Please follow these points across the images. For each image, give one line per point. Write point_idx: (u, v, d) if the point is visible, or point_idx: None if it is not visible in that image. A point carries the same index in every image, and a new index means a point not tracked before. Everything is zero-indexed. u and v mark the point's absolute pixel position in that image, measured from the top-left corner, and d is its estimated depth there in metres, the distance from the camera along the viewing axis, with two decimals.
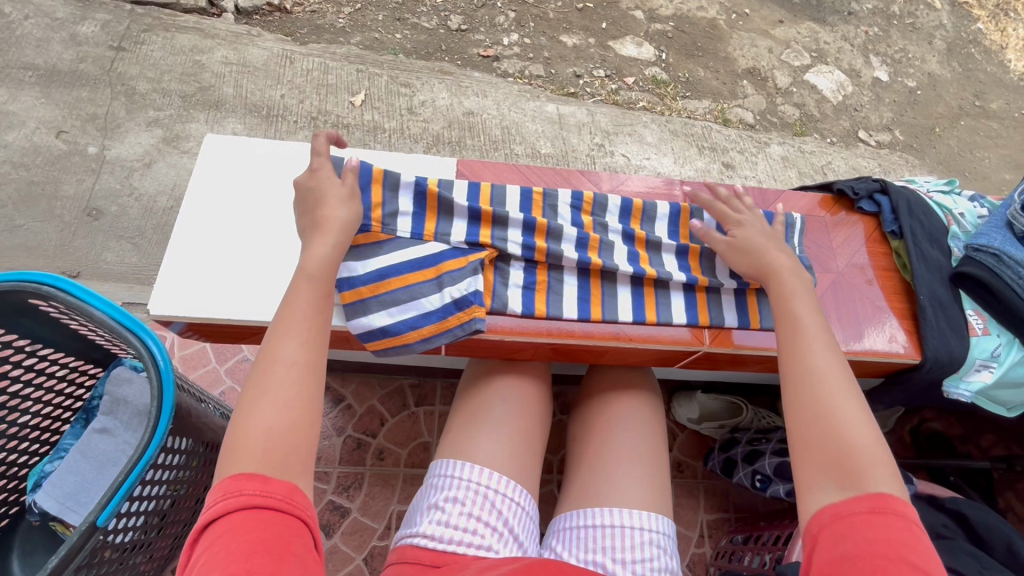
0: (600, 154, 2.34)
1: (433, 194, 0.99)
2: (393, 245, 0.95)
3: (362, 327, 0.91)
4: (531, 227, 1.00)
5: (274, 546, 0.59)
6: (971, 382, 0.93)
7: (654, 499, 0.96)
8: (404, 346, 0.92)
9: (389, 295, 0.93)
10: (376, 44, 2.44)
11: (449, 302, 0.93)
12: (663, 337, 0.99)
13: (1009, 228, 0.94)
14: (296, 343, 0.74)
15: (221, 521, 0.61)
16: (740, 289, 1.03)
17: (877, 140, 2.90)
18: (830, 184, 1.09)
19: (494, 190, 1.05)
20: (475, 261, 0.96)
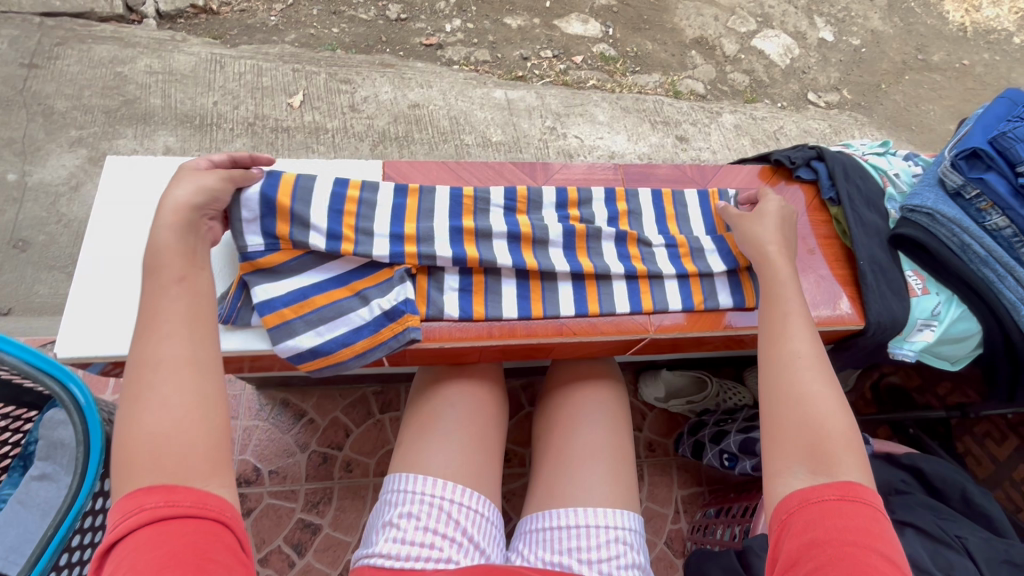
0: (552, 137, 2.30)
1: (350, 207, 0.96)
2: (311, 260, 0.94)
3: (290, 351, 0.89)
4: (459, 229, 0.97)
5: (188, 556, 0.60)
6: (914, 343, 0.94)
7: (618, 494, 0.95)
8: (339, 364, 0.90)
9: (314, 314, 0.91)
10: (311, 41, 2.34)
11: (379, 315, 0.91)
12: (608, 328, 0.98)
13: (940, 185, 0.95)
14: (163, 340, 0.72)
15: (128, 539, 0.61)
16: (682, 274, 1.02)
17: (826, 101, 2.93)
18: (768, 154, 1.10)
19: (420, 190, 1.01)
20: (400, 270, 0.94)
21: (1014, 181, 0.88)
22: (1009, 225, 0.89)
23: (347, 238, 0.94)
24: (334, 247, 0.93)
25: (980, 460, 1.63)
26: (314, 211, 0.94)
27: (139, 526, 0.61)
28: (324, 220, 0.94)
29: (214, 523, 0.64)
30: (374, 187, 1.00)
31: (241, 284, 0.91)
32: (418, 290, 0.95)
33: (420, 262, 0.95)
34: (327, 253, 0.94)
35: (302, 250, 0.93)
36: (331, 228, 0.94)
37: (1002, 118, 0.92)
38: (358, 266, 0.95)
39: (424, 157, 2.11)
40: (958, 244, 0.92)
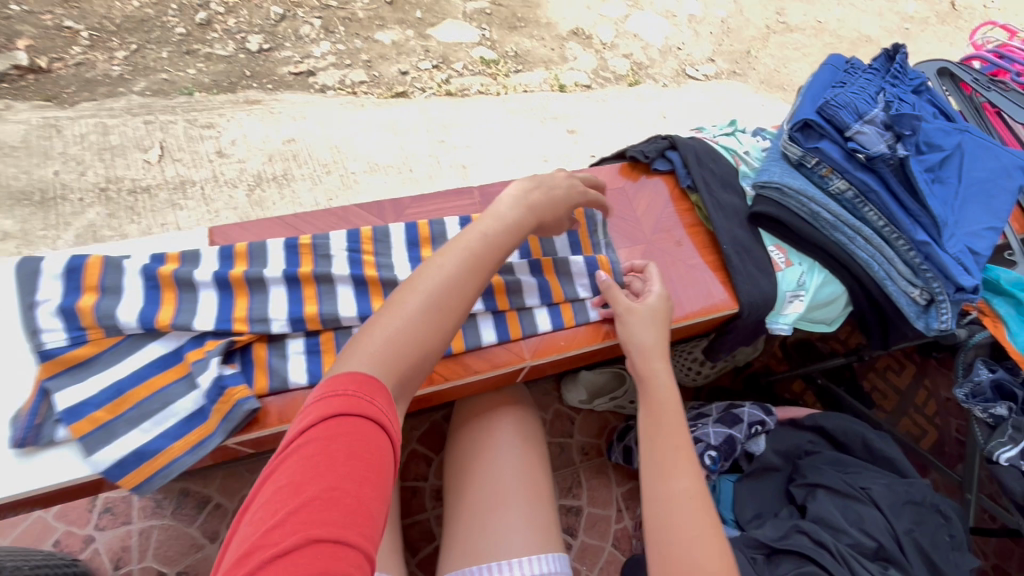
0: (442, 151, 2.23)
1: (167, 276, 0.88)
2: (123, 346, 0.85)
3: (109, 461, 0.79)
4: (297, 281, 0.92)
5: (367, 464, 0.60)
6: (788, 315, 0.96)
7: (532, 533, 0.91)
8: (169, 466, 0.80)
9: (137, 409, 0.83)
10: (165, 86, 2.16)
11: (211, 387, 0.82)
12: (482, 366, 0.92)
13: (784, 158, 0.97)
14: (449, 288, 0.77)
15: (327, 416, 0.62)
16: (547, 298, 0.97)
17: (704, 74, 3.04)
18: (624, 151, 1.11)
19: (250, 246, 0.95)
20: (225, 342, 0.85)
21: (845, 146, 0.90)
22: (849, 187, 0.91)
23: (166, 306, 0.86)
24: (149, 324, 0.84)
25: (886, 393, 1.73)
26: (126, 298, 0.86)
27: (328, 411, 0.63)
28: (137, 304, 0.85)
29: (387, 438, 0.64)
30: (197, 253, 0.93)
31: (41, 391, 0.82)
32: (257, 363, 0.88)
33: (254, 331, 0.88)
34: (146, 333, 0.86)
35: (113, 336, 0.85)
36: (148, 306, 0.85)
37: (827, 85, 0.96)
38: (177, 343, 0.87)
39: (308, 193, 1.97)
40: (809, 213, 0.94)
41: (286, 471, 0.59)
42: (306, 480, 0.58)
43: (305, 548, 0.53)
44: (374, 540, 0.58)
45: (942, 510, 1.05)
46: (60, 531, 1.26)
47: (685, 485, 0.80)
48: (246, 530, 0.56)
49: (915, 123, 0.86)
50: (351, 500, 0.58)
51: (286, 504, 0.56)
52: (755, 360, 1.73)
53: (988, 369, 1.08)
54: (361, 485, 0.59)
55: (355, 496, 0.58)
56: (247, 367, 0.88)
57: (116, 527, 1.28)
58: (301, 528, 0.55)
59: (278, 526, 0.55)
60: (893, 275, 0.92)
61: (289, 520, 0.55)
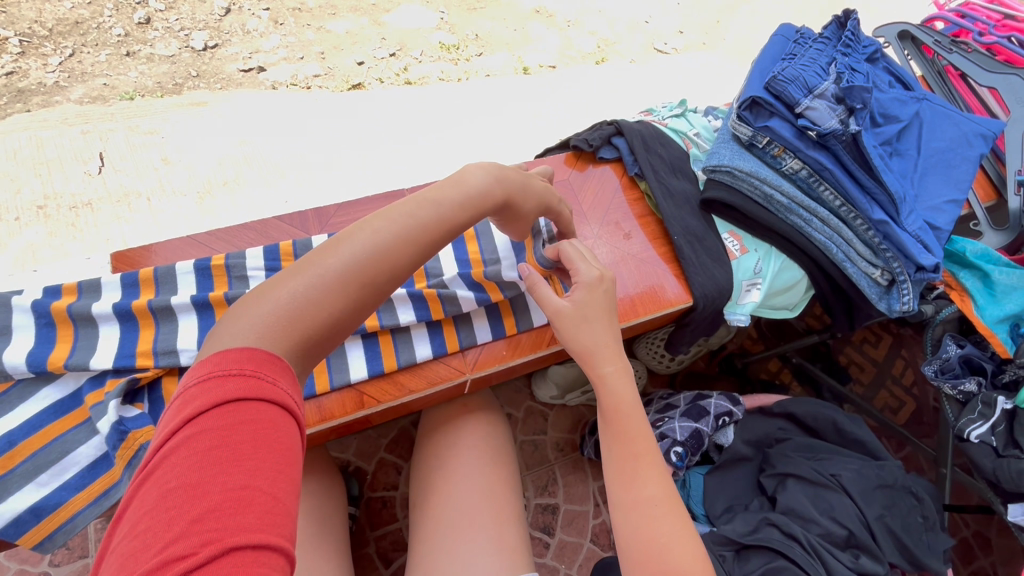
0: (401, 143, 2.14)
1: (61, 311, 0.85)
2: (13, 392, 0.83)
3: (2, 519, 0.76)
4: (208, 305, 0.88)
5: (279, 457, 0.45)
6: (745, 305, 0.92)
7: (498, 553, 0.85)
8: (69, 521, 0.79)
9: (31, 460, 0.80)
10: (104, 93, 2.04)
11: (110, 432, 0.77)
12: (417, 384, 0.93)
13: (734, 139, 0.91)
14: (385, 251, 0.58)
15: (219, 402, 0.45)
16: (482, 300, 0.95)
17: (673, 47, 2.95)
18: (568, 139, 1.05)
19: (156, 271, 0.91)
20: (126, 381, 0.81)
21: (796, 123, 0.85)
22: (803, 166, 0.86)
23: (62, 347, 0.84)
24: (39, 367, 0.82)
25: (862, 366, 1.71)
26: (15, 338, 0.83)
27: (222, 395, 0.45)
28: (29, 343, 0.83)
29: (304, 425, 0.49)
30: (95, 283, 0.89)
31: None
32: (167, 400, 0.85)
33: (161, 366, 0.84)
34: (39, 376, 0.83)
35: (3, 381, 0.83)
36: (39, 347, 0.83)
37: (775, 58, 0.90)
38: (76, 386, 0.84)
39: (260, 196, 1.88)
40: (762, 195, 0.89)
41: (171, 470, 0.43)
42: (205, 481, 0.42)
43: (217, 564, 0.39)
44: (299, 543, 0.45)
45: (915, 491, 1.02)
46: (13, 570, 1.21)
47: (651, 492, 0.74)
48: (121, 555, 0.40)
49: (866, 95, 0.81)
50: (270, 499, 0.43)
51: (180, 513, 0.41)
52: (729, 342, 1.70)
53: (957, 345, 1.04)
54: (281, 481, 0.45)
55: (273, 495, 0.44)
56: (156, 405, 0.84)
57: (72, 561, 1.23)
58: (210, 540, 0.40)
59: (171, 545, 0.39)
60: (852, 256, 0.88)
61: (189, 533, 0.40)
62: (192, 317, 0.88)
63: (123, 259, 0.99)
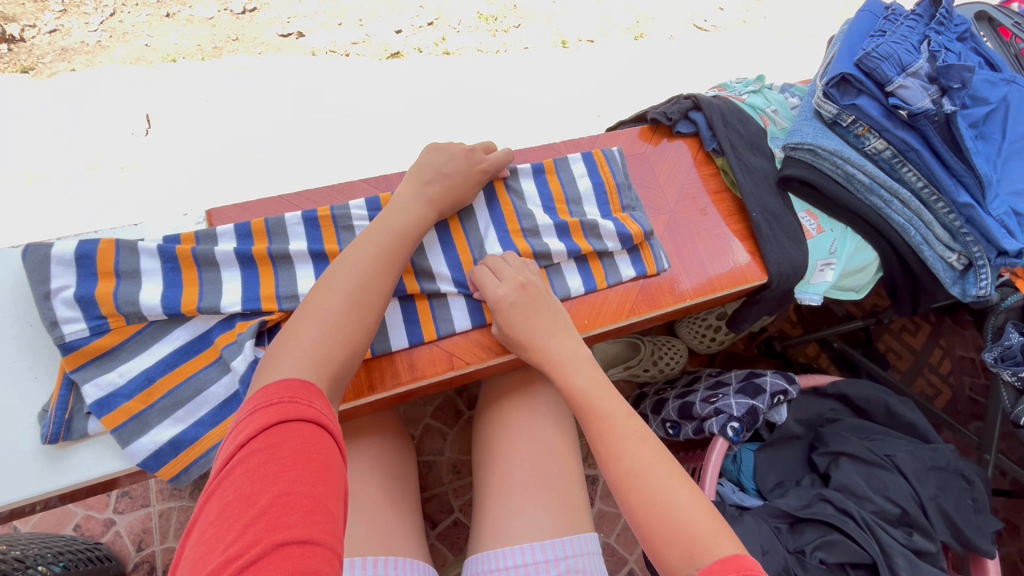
0: (436, 120, 2.12)
1: (185, 255, 0.84)
2: (150, 332, 0.83)
3: (145, 451, 0.79)
4: (323, 257, 0.89)
5: (319, 467, 0.57)
6: (817, 285, 0.92)
7: (564, 518, 0.87)
8: (204, 455, 0.81)
9: (167, 397, 0.82)
10: (145, 54, 2.01)
11: (247, 370, 0.79)
12: (502, 347, 0.92)
13: (817, 117, 0.90)
14: (367, 282, 0.76)
15: (268, 424, 0.58)
16: (574, 253, 0.91)
17: (713, 24, 2.75)
18: (644, 113, 1.05)
19: (267, 223, 0.90)
20: (255, 325, 0.82)
21: (886, 102, 0.84)
22: (887, 147, 0.85)
23: (189, 290, 0.83)
24: (174, 310, 0.81)
25: (901, 354, 1.71)
26: (145, 284, 0.83)
27: (266, 420, 0.58)
28: (158, 287, 0.83)
29: (332, 437, 0.61)
30: (212, 233, 0.89)
31: (67, 382, 0.80)
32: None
33: (283, 310, 0.85)
34: (172, 318, 0.83)
35: (135, 323, 0.82)
36: (169, 290, 0.83)
37: (865, 35, 0.88)
38: (205, 328, 0.84)
39: (300, 168, 1.90)
40: (843, 175, 0.89)
41: (232, 485, 0.54)
42: (258, 490, 0.54)
43: (270, 556, 0.49)
44: (340, 540, 0.54)
45: (966, 474, 1.04)
46: (80, 514, 1.27)
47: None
48: (197, 553, 0.50)
49: (966, 75, 0.78)
50: (307, 501, 0.54)
51: (239, 518, 0.52)
52: (769, 324, 1.70)
53: (1019, 333, 1.04)
54: (316, 485, 0.55)
55: (311, 498, 0.54)
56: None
57: (135, 509, 1.28)
58: (262, 538, 0.50)
59: (236, 544, 0.50)
60: (930, 238, 0.88)
61: (247, 533, 0.51)
62: (307, 267, 0.88)
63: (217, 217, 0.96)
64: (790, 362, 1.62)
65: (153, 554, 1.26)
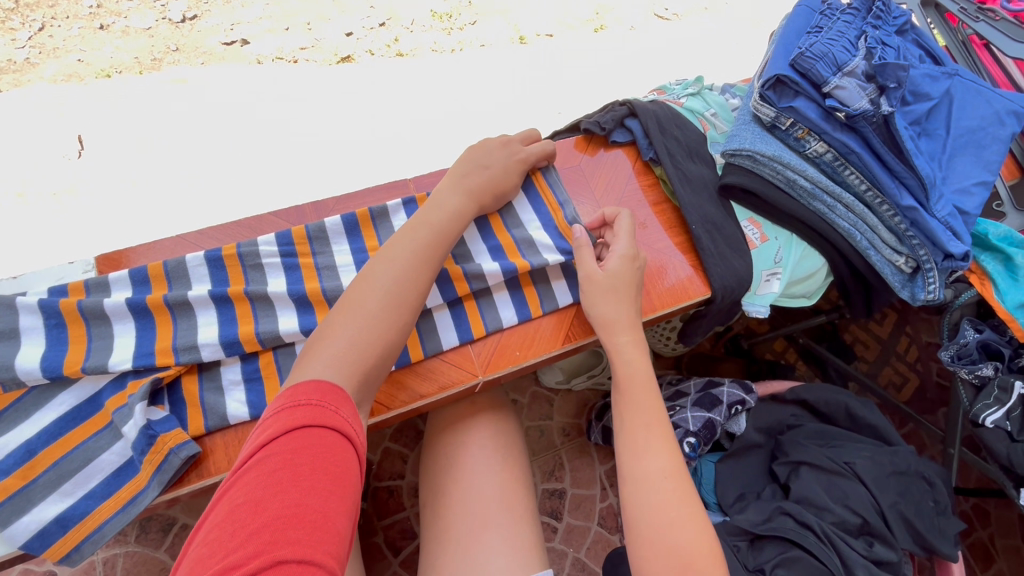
0: (390, 126, 2.05)
1: (69, 309, 0.80)
2: (35, 399, 0.79)
3: (27, 532, 0.72)
4: (228, 300, 0.84)
5: (335, 481, 0.55)
6: (765, 296, 0.87)
7: (515, 555, 0.83)
8: (96, 531, 0.74)
9: (53, 470, 0.76)
10: (78, 70, 1.90)
11: (138, 436, 0.75)
12: (427, 389, 0.86)
13: (755, 121, 0.87)
14: (404, 277, 0.74)
15: (290, 427, 0.57)
16: (509, 272, 0.88)
17: (674, 12, 2.70)
18: (578, 123, 1.00)
19: (166, 266, 0.87)
20: (147, 383, 0.78)
21: (823, 104, 0.80)
22: (828, 150, 0.81)
23: (75, 349, 0.79)
24: (55, 372, 0.77)
25: (868, 344, 1.70)
26: (25, 344, 0.78)
27: (291, 423, 0.57)
28: (39, 349, 0.78)
29: (353, 450, 0.59)
30: (103, 281, 0.85)
31: None
32: (189, 401, 0.81)
33: (182, 363, 0.81)
34: (55, 381, 0.79)
35: (15, 390, 0.79)
36: (52, 350, 0.78)
37: (801, 32, 0.84)
38: (95, 390, 0.80)
39: (247, 183, 1.82)
40: (785, 180, 0.85)
41: (245, 488, 0.52)
42: (269, 497, 0.52)
43: (269, 570, 0.46)
44: (344, 563, 0.51)
45: (927, 476, 1.02)
46: (17, 570, 1.20)
47: (660, 464, 0.73)
48: (196, 556, 0.48)
49: (901, 74, 0.76)
50: (317, 517, 0.51)
51: (246, 523, 0.49)
52: (735, 322, 1.68)
53: (974, 330, 1.02)
54: (329, 501, 0.53)
55: (322, 513, 0.52)
56: (177, 407, 0.80)
57: None
58: (264, 551, 0.48)
59: (237, 550, 0.48)
60: (877, 243, 0.85)
61: (250, 542, 0.48)
62: (210, 313, 0.84)
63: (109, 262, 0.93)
64: (756, 360, 1.59)
65: None
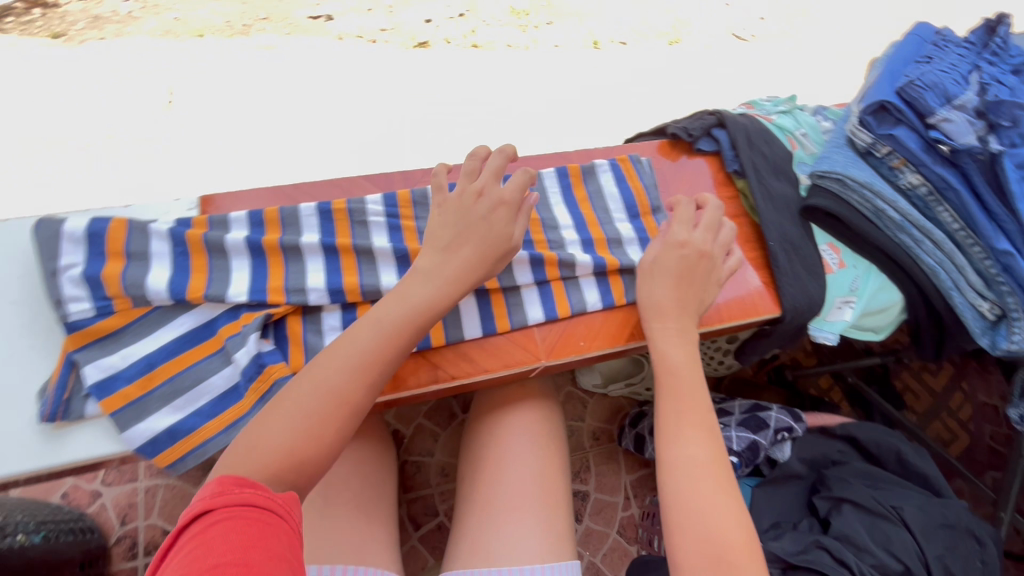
0: (455, 117, 2.10)
1: (194, 241, 0.83)
2: (156, 319, 0.82)
3: (141, 437, 0.78)
4: (335, 251, 0.87)
5: (251, 541, 0.54)
6: (835, 323, 0.86)
7: (547, 540, 0.84)
8: (202, 445, 0.78)
9: (168, 385, 0.80)
10: (174, 28, 2.00)
11: (249, 364, 0.79)
12: (493, 364, 0.87)
13: (849, 145, 0.86)
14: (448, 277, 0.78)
15: (198, 517, 0.55)
16: (600, 267, 0.91)
17: (752, 34, 2.61)
18: (664, 127, 1.01)
19: (281, 212, 0.90)
20: (260, 317, 0.82)
21: (926, 135, 0.79)
22: (923, 183, 0.80)
23: (196, 277, 0.83)
24: (180, 296, 0.81)
25: (918, 394, 1.64)
26: (153, 266, 0.82)
27: (194, 510, 0.56)
28: (166, 273, 0.82)
29: (268, 513, 0.58)
30: (225, 219, 0.88)
31: (68, 362, 0.79)
32: (291, 338, 0.84)
33: (291, 303, 0.84)
34: (177, 304, 0.83)
35: (142, 306, 0.82)
36: (177, 275, 0.82)
37: (909, 61, 0.83)
38: (210, 316, 0.83)
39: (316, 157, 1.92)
40: (872, 210, 0.84)
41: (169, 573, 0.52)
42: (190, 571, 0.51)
43: None
44: None
45: (977, 535, 0.98)
46: (69, 483, 1.28)
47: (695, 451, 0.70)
48: None
49: (1017, 112, 0.75)
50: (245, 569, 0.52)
51: None
52: (782, 352, 1.64)
53: None
54: (251, 552, 0.53)
55: (246, 565, 0.52)
56: (281, 343, 0.84)
57: (123, 483, 1.29)
58: None
59: None
60: (961, 285, 0.83)
61: None
62: (318, 261, 0.87)
63: (210, 202, 0.96)
64: (800, 394, 1.55)
65: (137, 529, 1.27)
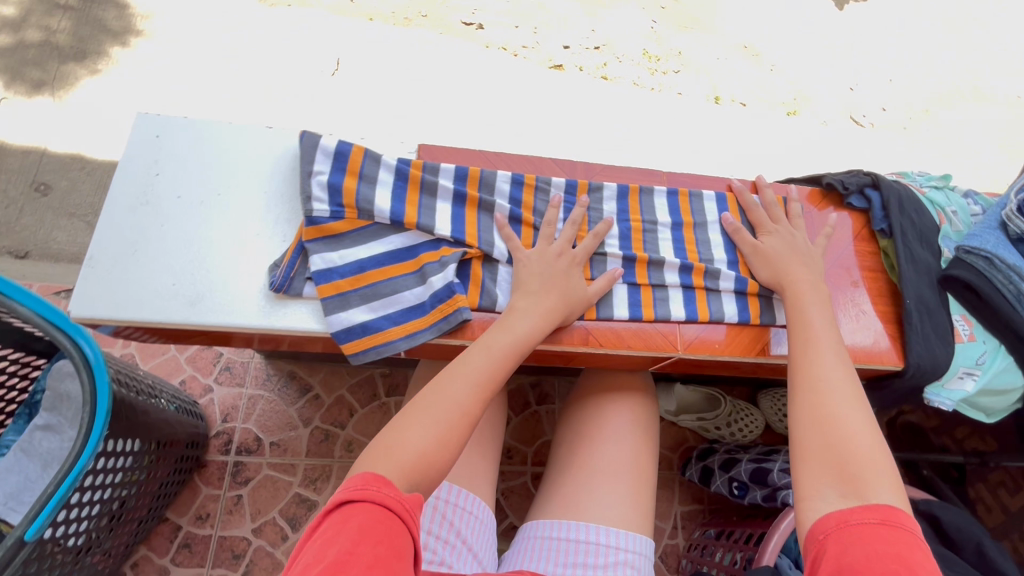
0: (571, 139, 2.23)
1: (416, 178, 0.97)
2: (372, 232, 0.95)
3: (340, 324, 0.89)
4: (519, 221, 1.01)
5: (381, 543, 0.61)
6: (953, 391, 0.95)
7: (631, 517, 0.90)
8: (387, 344, 0.90)
9: (369, 288, 0.92)
10: (347, 7, 2.21)
11: (443, 287, 0.92)
12: (635, 342, 0.97)
13: (1002, 228, 0.97)
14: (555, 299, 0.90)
15: (343, 507, 0.64)
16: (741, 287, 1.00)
17: (871, 121, 2.63)
18: (820, 177, 1.09)
19: (482, 173, 1.02)
20: (458, 252, 0.95)
21: None
22: None
23: (410, 207, 0.96)
24: (398, 219, 0.94)
25: (990, 509, 1.58)
26: (379, 190, 0.95)
27: (337, 500, 0.64)
28: (388, 198, 0.95)
29: (396, 517, 0.65)
30: (436, 167, 1.01)
31: (299, 248, 0.91)
32: (473, 278, 0.96)
33: (480, 249, 0.96)
34: (392, 225, 0.96)
35: (365, 219, 0.94)
36: (397, 203, 0.95)
37: None
38: (415, 242, 0.96)
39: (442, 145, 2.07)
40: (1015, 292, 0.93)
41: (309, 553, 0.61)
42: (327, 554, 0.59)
43: None
44: None
45: None
46: (185, 374, 1.43)
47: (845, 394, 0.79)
48: None
49: None
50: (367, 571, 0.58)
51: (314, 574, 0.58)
52: None
53: None
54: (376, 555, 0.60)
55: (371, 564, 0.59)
56: (464, 280, 0.95)
57: (231, 386, 1.43)
58: None
59: None
60: None
61: None
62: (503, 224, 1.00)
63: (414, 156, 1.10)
64: None
65: (233, 429, 1.40)
